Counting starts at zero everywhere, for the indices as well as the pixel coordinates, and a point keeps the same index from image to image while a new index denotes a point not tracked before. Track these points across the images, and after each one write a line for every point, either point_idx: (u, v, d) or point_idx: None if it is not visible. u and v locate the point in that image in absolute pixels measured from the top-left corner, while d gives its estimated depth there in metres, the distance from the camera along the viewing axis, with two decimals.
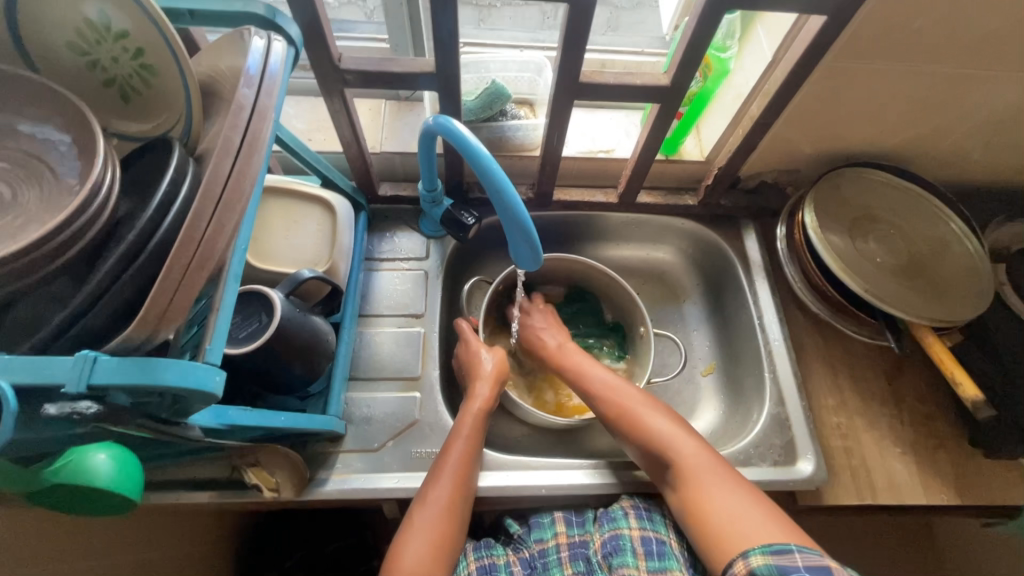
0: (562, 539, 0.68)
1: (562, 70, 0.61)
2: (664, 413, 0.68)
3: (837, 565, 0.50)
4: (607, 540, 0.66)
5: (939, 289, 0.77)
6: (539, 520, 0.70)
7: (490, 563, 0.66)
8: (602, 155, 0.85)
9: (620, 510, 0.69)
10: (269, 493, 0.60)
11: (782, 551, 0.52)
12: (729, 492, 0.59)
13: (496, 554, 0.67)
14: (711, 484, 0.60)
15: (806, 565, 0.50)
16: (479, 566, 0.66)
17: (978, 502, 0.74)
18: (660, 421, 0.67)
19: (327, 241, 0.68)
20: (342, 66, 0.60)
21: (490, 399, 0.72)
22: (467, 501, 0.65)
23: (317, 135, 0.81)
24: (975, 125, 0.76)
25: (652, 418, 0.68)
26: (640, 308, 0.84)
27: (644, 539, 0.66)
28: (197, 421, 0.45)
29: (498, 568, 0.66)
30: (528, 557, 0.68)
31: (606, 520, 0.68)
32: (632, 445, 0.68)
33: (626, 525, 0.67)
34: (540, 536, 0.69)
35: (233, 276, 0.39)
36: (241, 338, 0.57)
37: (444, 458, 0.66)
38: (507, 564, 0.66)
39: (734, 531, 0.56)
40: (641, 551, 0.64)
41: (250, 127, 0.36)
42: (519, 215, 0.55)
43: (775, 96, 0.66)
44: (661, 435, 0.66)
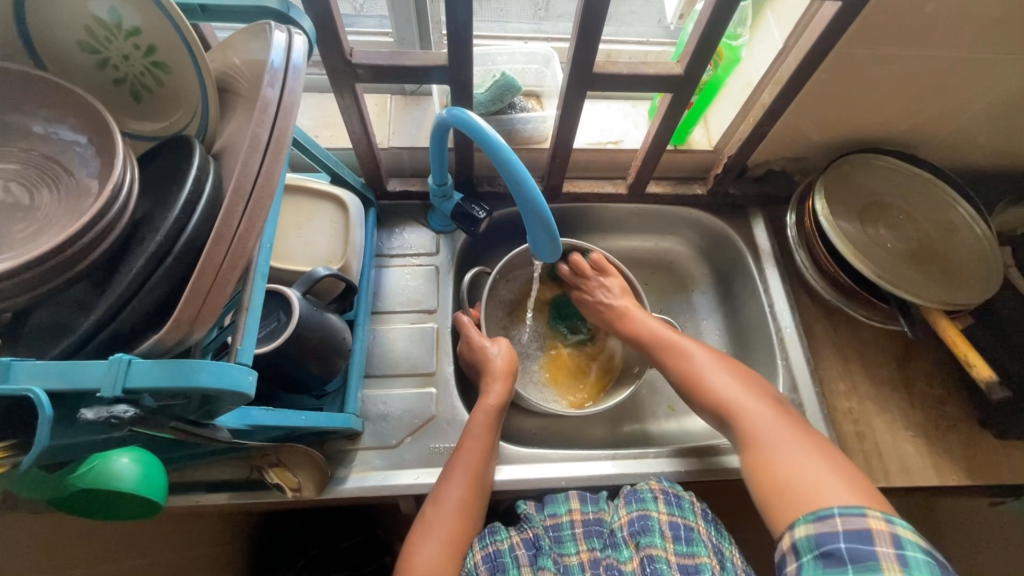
0: (575, 516, 0.65)
1: (575, 61, 0.60)
2: (729, 374, 0.69)
3: (876, 524, 0.51)
4: (635, 519, 0.63)
5: (949, 272, 0.78)
6: (553, 495, 0.67)
7: (495, 549, 0.62)
8: (611, 145, 0.84)
9: (648, 493, 0.65)
10: (292, 493, 0.60)
11: (824, 516, 0.53)
12: (789, 452, 0.60)
13: (500, 539, 0.63)
14: (773, 444, 0.61)
15: (845, 529, 0.52)
16: (484, 555, 0.62)
17: (989, 482, 0.75)
18: (723, 382, 0.68)
19: (340, 238, 0.67)
20: (354, 61, 0.59)
21: (503, 396, 0.72)
22: (480, 500, 0.65)
23: (324, 131, 0.80)
24: (983, 109, 0.76)
25: (716, 381, 0.69)
26: (640, 296, 0.85)
27: (672, 524, 0.63)
28: (224, 422, 0.45)
29: (502, 554, 0.62)
30: (532, 538, 0.64)
31: (633, 499, 0.65)
32: (701, 409, 0.70)
33: (654, 508, 0.63)
34: (553, 511, 0.66)
35: (260, 274, 0.39)
36: (259, 338, 0.57)
37: (457, 456, 0.66)
38: (512, 548, 0.62)
39: (790, 491, 0.57)
40: (670, 535, 0.62)
41: (277, 123, 0.36)
42: (538, 206, 0.55)
43: (788, 83, 0.66)
44: (724, 397, 0.67)
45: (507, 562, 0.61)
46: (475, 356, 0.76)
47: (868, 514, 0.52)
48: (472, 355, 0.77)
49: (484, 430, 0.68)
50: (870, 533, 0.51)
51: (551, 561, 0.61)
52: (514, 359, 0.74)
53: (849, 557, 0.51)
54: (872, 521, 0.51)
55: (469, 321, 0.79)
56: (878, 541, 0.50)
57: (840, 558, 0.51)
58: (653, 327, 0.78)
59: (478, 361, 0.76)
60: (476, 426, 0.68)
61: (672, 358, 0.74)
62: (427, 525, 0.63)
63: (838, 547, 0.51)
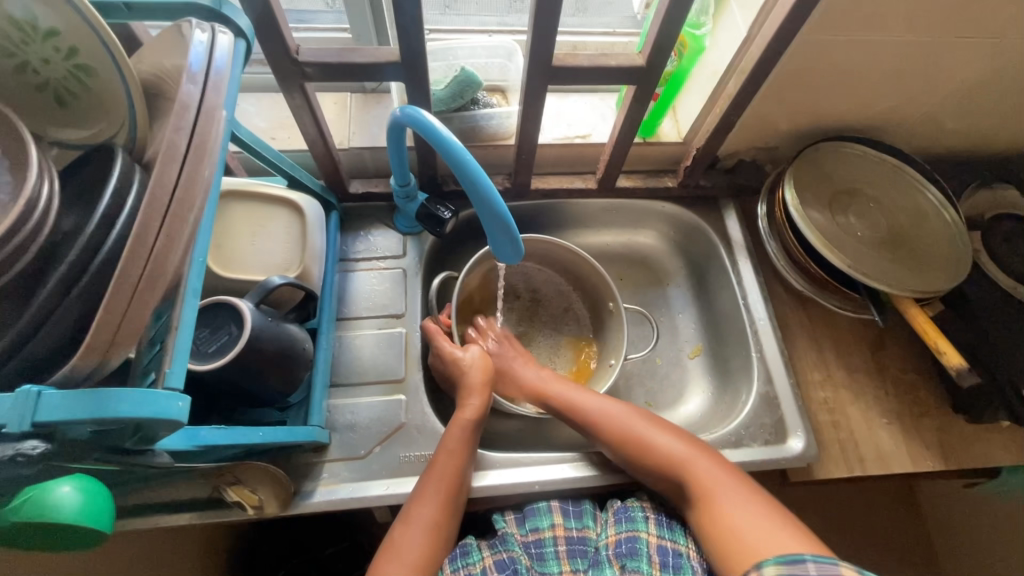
0: (559, 532, 0.66)
1: (534, 54, 0.58)
2: (667, 429, 0.68)
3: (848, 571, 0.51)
4: (622, 541, 0.64)
5: (918, 260, 0.78)
6: (535, 507, 0.68)
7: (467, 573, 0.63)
8: (578, 140, 0.83)
9: (639, 512, 0.67)
10: (253, 510, 0.58)
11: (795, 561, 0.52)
12: (750, 508, 0.59)
13: (471, 562, 0.64)
14: (727, 499, 0.60)
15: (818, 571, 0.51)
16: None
17: (963, 465, 0.75)
18: (666, 440, 0.67)
19: (297, 244, 0.65)
20: (301, 58, 0.56)
21: (480, 411, 0.70)
22: (455, 516, 0.63)
23: (280, 132, 0.77)
24: (947, 94, 0.76)
25: (657, 438, 0.67)
26: (609, 284, 0.82)
27: (660, 549, 0.64)
28: (167, 446, 0.43)
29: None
30: (506, 560, 0.64)
31: (623, 518, 0.67)
32: (637, 468, 0.68)
33: (643, 529, 0.65)
34: (535, 525, 0.66)
35: (193, 291, 0.36)
36: (210, 353, 0.54)
37: (430, 477, 0.63)
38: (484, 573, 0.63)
39: (754, 545, 0.56)
40: (656, 560, 0.63)
41: (197, 128, 0.33)
42: (496, 206, 0.53)
43: (753, 72, 0.64)
44: (670, 453, 0.66)
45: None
46: (452, 369, 0.73)
47: (841, 562, 0.52)
48: (451, 369, 0.74)
49: (456, 456, 0.65)
50: None
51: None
52: (490, 371, 0.73)
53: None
54: (845, 570, 0.51)
55: (437, 329, 0.75)
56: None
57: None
58: (577, 388, 0.75)
59: (453, 373, 0.73)
60: (453, 447, 0.65)
61: (611, 416, 0.70)
62: (391, 549, 0.61)
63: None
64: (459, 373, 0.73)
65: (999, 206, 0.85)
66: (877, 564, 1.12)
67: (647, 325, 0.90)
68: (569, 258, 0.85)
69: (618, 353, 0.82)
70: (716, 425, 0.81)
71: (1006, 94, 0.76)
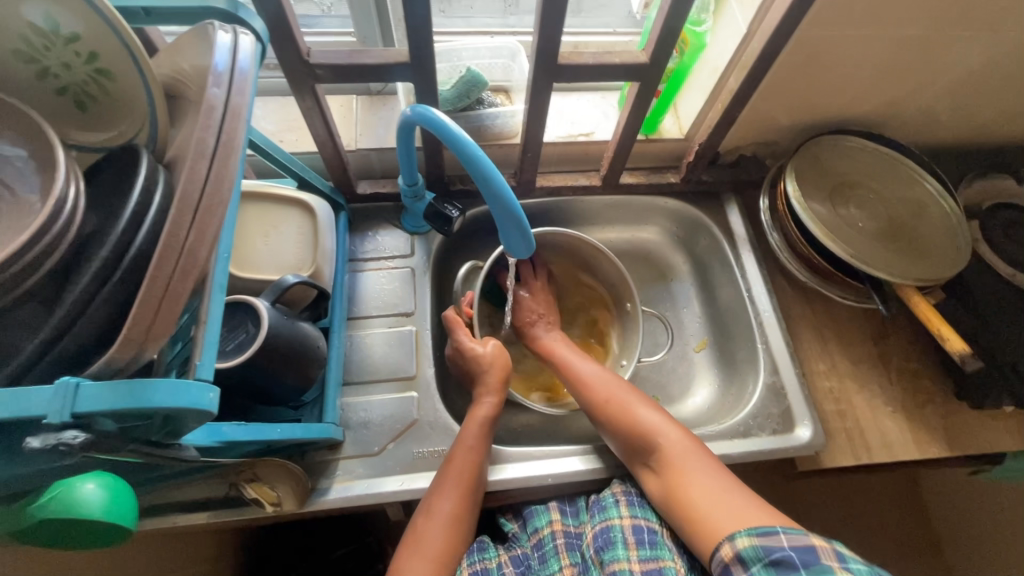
0: (557, 527, 0.67)
1: (540, 53, 0.59)
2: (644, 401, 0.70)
3: (818, 541, 0.53)
4: (598, 533, 0.65)
5: (919, 249, 0.79)
6: (533, 509, 0.70)
7: (484, 568, 0.64)
8: (582, 138, 0.84)
9: (610, 499, 0.68)
10: (271, 508, 0.58)
11: (767, 533, 0.53)
12: (714, 481, 0.60)
13: (488, 557, 0.65)
14: (691, 469, 0.62)
15: (790, 544, 0.52)
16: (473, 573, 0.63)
17: (969, 451, 0.76)
18: (648, 412, 0.68)
19: (309, 245, 0.66)
20: (312, 60, 0.57)
21: (497, 408, 0.71)
22: (474, 511, 0.64)
23: (288, 135, 0.78)
24: (944, 86, 0.77)
25: (639, 410, 0.68)
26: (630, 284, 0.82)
27: (636, 528, 0.64)
28: (192, 440, 0.44)
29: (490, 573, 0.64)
30: (520, 556, 0.67)
31: (597, 510, 0.68)
32: (614, 436, 0.69)
33: (616, 515, 0.66)
34: (535, 527, 0.68)
35: (219, 286, 0.37)
36: (228, 351, 0.55)
37: (448, 472, 0.64)
38: (500, 567, 0.65)
39: (718, 517, 0.57)
40: (632, 541, 0.63)
41: (224, 127, 0.34)
42: (507, 201, 0.54)
43: (753, 67, 0.66)
44: (647, 426, 0.67)
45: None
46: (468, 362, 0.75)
47: (810, 533, 0.53)
48: (467, 361, 0.75)
49: (473, 453, 0.65)
50: (814, 548, 0.52)
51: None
52: (507, 371, 0.73)
53: (799, 562, 0.51)
54: (815, 540, 0.53)
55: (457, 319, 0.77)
56: (822, 555, 0.51)
57: (790, 564, 0.51)
58: (580, 358, 0.77)
59: (470, 368, 0.75)
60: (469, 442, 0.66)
61: (600, 385, 0.72)
62: (413, 546, 0.62)
63: (786, 554, 0.52)
64: (477, 366, 0.74)
65: (996, 195, 0.87)
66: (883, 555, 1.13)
67: (658, 326, 0.91)
68: (590, 254, 0.85)
69: (631, 351, 0.82)
70: (724, 416, 0.82)
71: (1002, 85, 0.77)
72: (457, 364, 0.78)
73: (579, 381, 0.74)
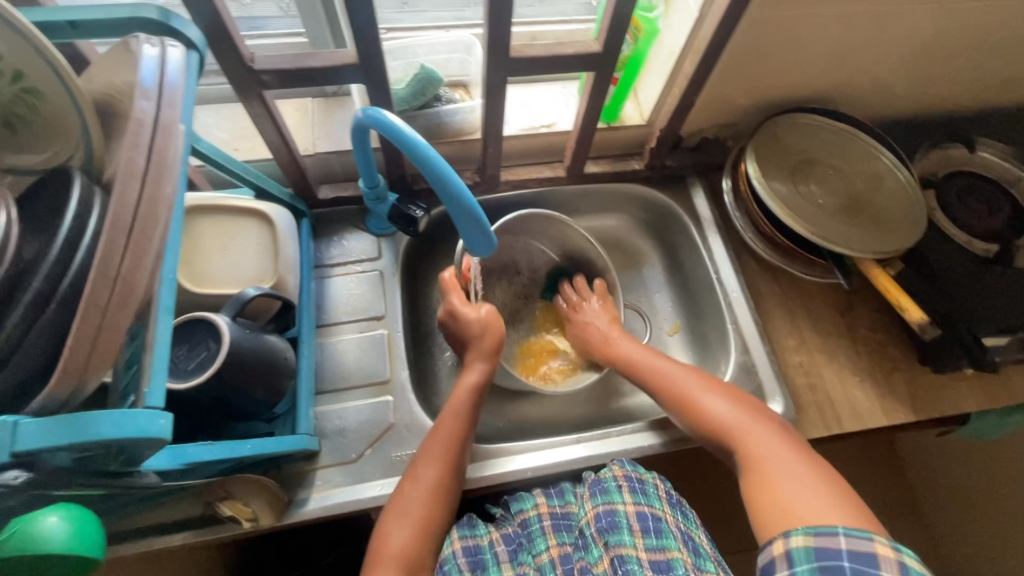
0: (543, 509, 0.66)
1: (491, 46, 0.58)
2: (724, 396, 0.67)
3: (883, 550, 0.48)
4: (602, 515, 0.62)
5: (879, 221, 0.81)
6: (517, 494, 0.69)
7: (474, 543, 0.63)
8: (544, 130, 0.83)
9: (612, 483, 0.64)
10: (247, 523, 0.58)
11: (825, 534, 0.49)
12: (790, 478, 0.56)
13: (479, 536, 0.64)
14: (773, 469, 0.58)
15: (849, 550, 0.48)
16: (463, 547, 0.62)
17: (933, 415, 0.79)
18: (719, 404, 0.66)
19: (270, 255, 0.64)
20: (257, 66, 0.56)
21: (488, 372, 0.73)
22: (457, 477, 0.65)
23: (242, 143, 0.77)
24: (895, 59, 0.78)
25: (711, 402, 0.67)
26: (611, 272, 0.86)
27: (640, 515, 0.62)
28: (153, 466, 0.43)
29: (482, 550, 0.62)
30: (511, 534, 0.65)
31: (598, 490, 0.64)
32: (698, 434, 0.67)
33: (619, 500, 0.63)
34: (519, 507, 0.67)
35: (166, 308, 0.36)
36: (189, 370, 0.54)
37: (437, 436, 0.66)
38: (491, 544, 0.63)
39: (786, 516, 0.54)
40: (638, 528, 0.60)
41: (155, 144, 0.33)
42: (465, 199, 0.54)
43: (706, 51, 0.66)
44: (722, 419, 0.65)
45: (488, 558, 0.62)
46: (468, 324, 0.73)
47: (875, 539, 0.48)
48: (467, 327, 0.73)
49: (456, 410, 0.69)
50: (875, 557, 0.47)
51: (528, 556, 0.62)
52: (498, 339, 0.74)
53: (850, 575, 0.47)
54: (878, 547, 0.48)
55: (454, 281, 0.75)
56: (883, 565, 0.47)
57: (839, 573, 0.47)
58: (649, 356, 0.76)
59: (465, 332, 0.74)
60: (456, 401, 0.70)
61: (675, 379, 0.71)
62: (394, 510, 0.62)
63: (839, 562, 0.47)
64: (471, 330, 0.73)
65: (950, 164, 0.90)
66: None
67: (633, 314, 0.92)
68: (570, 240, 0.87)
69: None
70: None
71: (949, 55, 0.79)
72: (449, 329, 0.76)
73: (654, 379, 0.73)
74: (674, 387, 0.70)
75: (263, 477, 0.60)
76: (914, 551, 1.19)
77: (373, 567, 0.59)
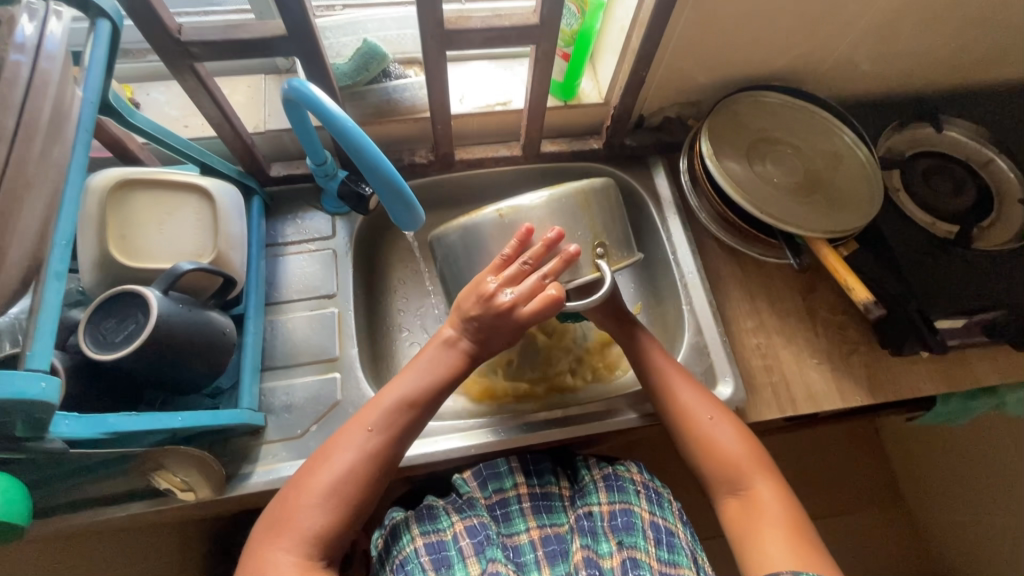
0: (523, 489, 0.65)
1: (423, 18, 0.58)
2: (739, 430, 0.63)
3: None
4: (617, 513, 0.62)
5: (835, 200, 0.80)
6: (496, 470, 0.66)
7: (438, 539, 0.60)
8: (499, 107, 0.82)
9: (632, 486, 0.65)
10: (182, 494, 0.59)
11: None
12: (784, 523, 0.58)
13: (442, 530, 0.60)
14: (766, 525, 0.58)
15: None
16: (426, 544, 0.59)
17: (890, 398, 0.77)
18: (728, 436, 0.63)
19: (209, 230, 0.64)
20: (184, 38, 0.55)
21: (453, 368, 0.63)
22: (404, 441, 0.60)
23: (192, 120, 0.77)
24: (855, 34, 0.76)
25: (718, 430, 0.63)
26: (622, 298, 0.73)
27: (654, 525, 0.62)
28: (64, 433, 0.43)
29: (446, 546, 0.59)
30: (476, 525, 0.61)
31: (615, 489, 0.65)
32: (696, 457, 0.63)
33: (637, 503, 0.64)
34: (498, 486, 0.65)
35: (57, 274, 0.37)
36: (116, 343, 0.54)
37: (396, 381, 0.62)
38: (455, 539, 0.59)
39: (785, 564, 0.54)
40: (651, 536, 0.61)
41: (27, 107, 0.33)
42: (389, 174, 0.54)
43: (651, 25, 0.65)
44: (734, 456, 0.61)
45: (452, 555, 0.58)
46: (504, 321, 0.60)
47: None
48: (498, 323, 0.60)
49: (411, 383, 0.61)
50: None
51: (499, 552, 0.59)
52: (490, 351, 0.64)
53: None
54: None
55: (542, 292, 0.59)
56: None
57: None
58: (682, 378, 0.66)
59: (501, 320, 0.60)
60: (411, 366, 0.63)
61: (693, 400, 0.65)
62: (312, 480, 0.56)
63: None
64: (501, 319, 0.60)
65: (918, 144, 0.88)
66: (832, 496, 1.20)
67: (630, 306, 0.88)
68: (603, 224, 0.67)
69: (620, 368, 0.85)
70: None
71: (912, 31, 0.77)
72: (481, 290, 0.60)
73: (668, 397, 0.66)
74: (689, 403, 0.65)
75: (197, 449, 0.60)
76: (895, 537, 1.19)
77: (274, 536, 0.53)
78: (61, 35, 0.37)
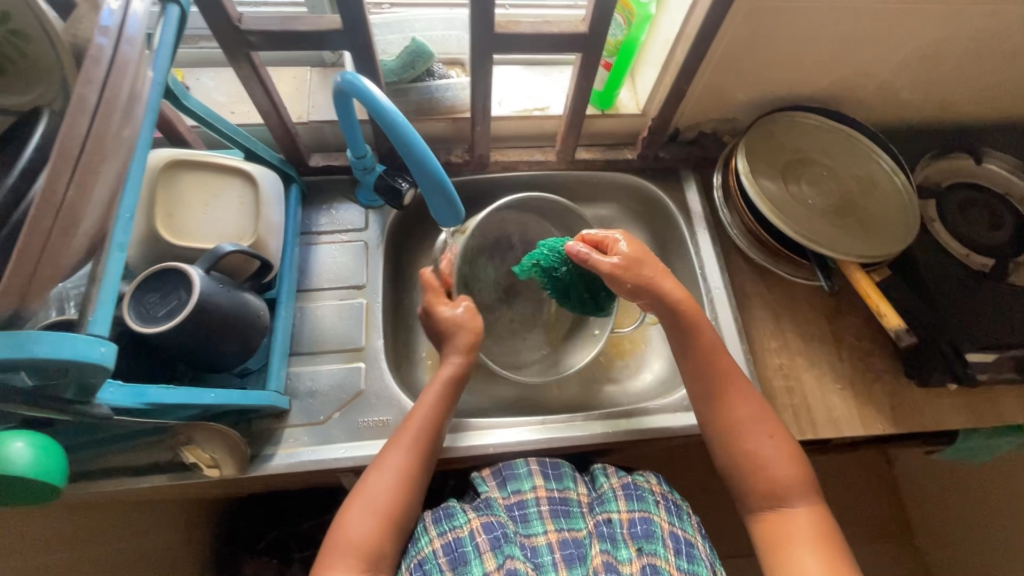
0: (541, 493, 0.65)
1: (475, 21, 0.59)
2: (785, 450, 0.62)
3: None
4: (637, 521, 0.62)
5: (869, 225, 0.79)
6: (515, 471, 0.66)
7: (455, 537, 0.60)
8: (537, 113, 0.83)
9: (650, 495, 0.65)
10: (208, 470, 0.60)
11: None
12: (819, 549, 0.57)
13: (459, 526, 0.61)
14: (803, 552, 0.57)
15: None
16: (443, 544, 0.60)
17: (914, 429, 0.76)
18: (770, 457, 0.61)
19: (251, 215, 0.66)
20: (245, 27, 0.57)
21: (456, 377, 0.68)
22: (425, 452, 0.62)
23: (239, 107, 0.79)
24: (900, 60, 0.76)
25: (765, 451, 0.62)
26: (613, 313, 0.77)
27: (674, 535, 0.62)
28: (107, 400, 0.45)
29: (464, 543, 0.59)
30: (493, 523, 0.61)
31: (635, 497, 0.65)
32: (733, 474, 0.63)
33: (655, 512, 0.64)
34: (517, 487, 0.65)
35: (119, 245, 0.39)
36: (158, 317, 0.56)
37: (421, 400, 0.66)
38: (473, 535, 0.60)
39: None
40: (671, 546, 0.61)
41: (108, 84, 0.35)
42: (434, 170, 0.55)
43: (698, 39, 0.65)
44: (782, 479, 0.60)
45: (469, 551, 0.59)
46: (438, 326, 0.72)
47: None
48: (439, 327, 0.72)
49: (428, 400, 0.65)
50: None
51: (518, 550, 0.59)
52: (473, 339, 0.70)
53: None
54: None
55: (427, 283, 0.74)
56: None
57: None
58: (737, 395, 0.65)
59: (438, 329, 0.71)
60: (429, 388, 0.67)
61: (743, 423, 0.63)
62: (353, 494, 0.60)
63: None
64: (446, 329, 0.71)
65: (957, 174, 0.87)
66: (841, 524, 1.18)
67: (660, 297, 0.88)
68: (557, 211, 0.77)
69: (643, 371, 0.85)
70: (671, 388, 0.80)
71: (959, 60, 0.77)
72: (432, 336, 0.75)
73: (715, 418, 0.65)
74: (741, 418, 0.63)
75: (225, 426, 0.62)
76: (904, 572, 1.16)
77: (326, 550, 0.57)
78: (141, 16, 0.39)
